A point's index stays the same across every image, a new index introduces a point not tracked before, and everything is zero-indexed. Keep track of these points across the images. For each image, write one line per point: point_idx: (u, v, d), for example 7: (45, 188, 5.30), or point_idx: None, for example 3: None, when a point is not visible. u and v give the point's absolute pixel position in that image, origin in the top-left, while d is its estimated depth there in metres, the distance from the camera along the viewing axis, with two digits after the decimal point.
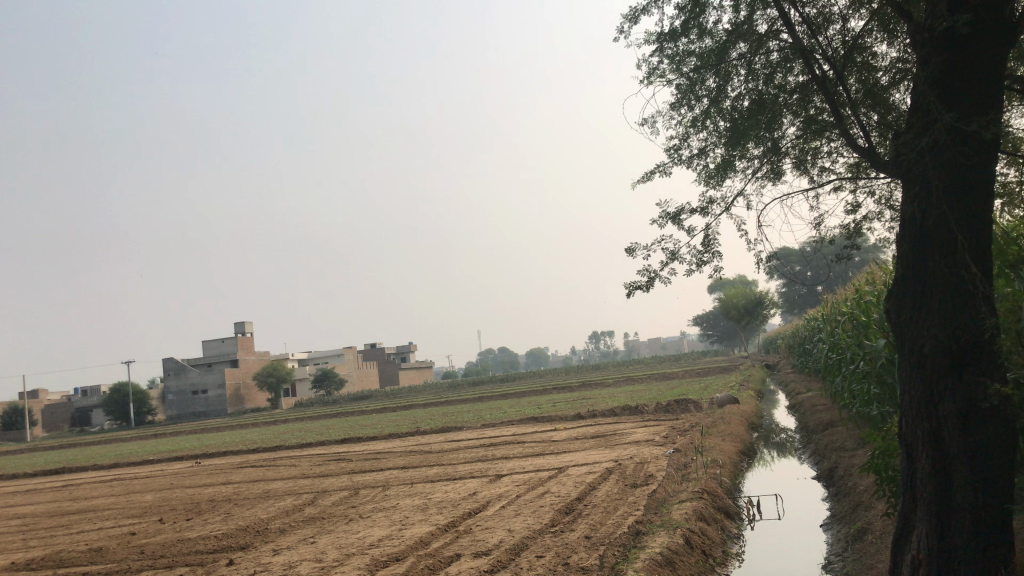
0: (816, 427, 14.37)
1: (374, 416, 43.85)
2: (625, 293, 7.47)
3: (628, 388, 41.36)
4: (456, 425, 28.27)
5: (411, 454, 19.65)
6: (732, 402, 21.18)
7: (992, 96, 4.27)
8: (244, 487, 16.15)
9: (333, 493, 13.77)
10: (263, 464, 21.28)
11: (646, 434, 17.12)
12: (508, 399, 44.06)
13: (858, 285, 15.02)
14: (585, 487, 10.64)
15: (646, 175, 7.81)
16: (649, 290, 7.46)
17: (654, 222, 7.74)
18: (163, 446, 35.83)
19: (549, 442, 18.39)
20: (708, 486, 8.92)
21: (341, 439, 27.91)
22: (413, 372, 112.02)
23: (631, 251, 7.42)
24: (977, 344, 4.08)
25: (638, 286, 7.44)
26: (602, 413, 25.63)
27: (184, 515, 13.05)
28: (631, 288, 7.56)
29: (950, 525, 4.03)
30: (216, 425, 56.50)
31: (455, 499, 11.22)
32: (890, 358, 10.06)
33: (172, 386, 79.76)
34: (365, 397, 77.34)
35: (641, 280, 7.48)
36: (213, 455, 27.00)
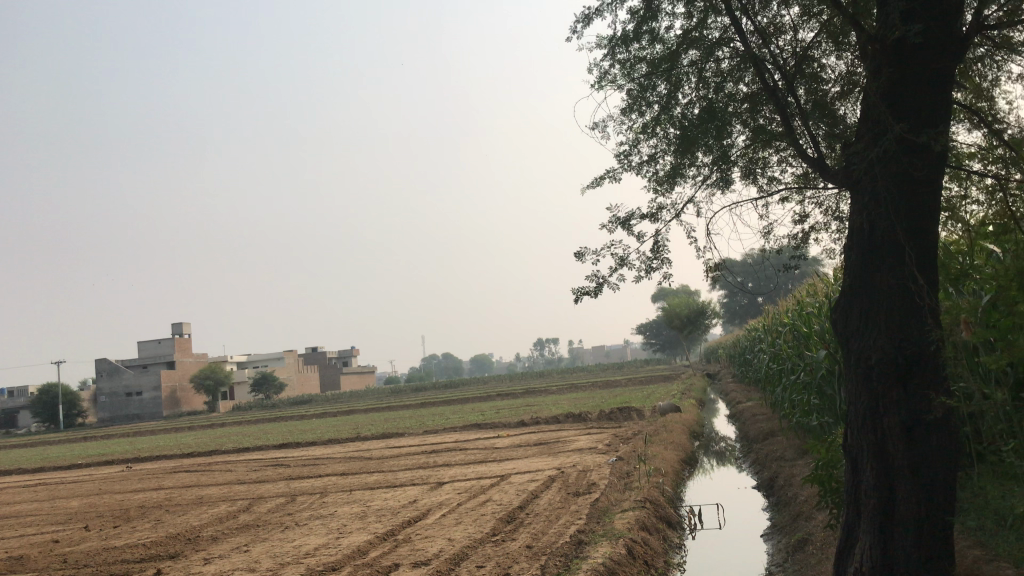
0: (757, 437, 14.51)
1: (315, 421, 43.23)
2: (572, 300, 7.38)
3: (573, 395, 41.43)
4: (398, 431, 27.96)
5: (352, 460, 19.35)
6: (674, 411, 21.34)
7: (941, 108, 4.30)
8: (177, 493, 15.69)
9: (269, 499, 13.43)
10: (198, 469, 20.74)
11: (589, 442, 17.12)
12: (452, 405, 43.81)
13: (800, 296, 15.23)
14: (527, 495, 10.54)
15: (595, 180, 7.76)
16: (598, 296, 7.39)
17: (603, 227, 7.68)
18: (95, 449, 34.77)
19: (492, 449, 18.27)
20: (651, 495, 8.89)
21: (280, 444, 27.40)
22: (355, 377, 110.81)
23: (580, 256, 7.34)
24: (923, 356, 4.08)
25: (586, 292, 7.35)
26: (545, 420, 25.62)
27: (112, 522, 12.60)
28: (579, 294, 7.48)
29: (893, 538, 4.03)
30: (151, 428, 55.09)
31: (395, 507, 11.01)
32: (830, 369, 10.18)
33: (106, 388, 77.56)
34: (306, 401, 76.25)
35: (589, 287, 7.39)
36: (147, 458, 26.27)
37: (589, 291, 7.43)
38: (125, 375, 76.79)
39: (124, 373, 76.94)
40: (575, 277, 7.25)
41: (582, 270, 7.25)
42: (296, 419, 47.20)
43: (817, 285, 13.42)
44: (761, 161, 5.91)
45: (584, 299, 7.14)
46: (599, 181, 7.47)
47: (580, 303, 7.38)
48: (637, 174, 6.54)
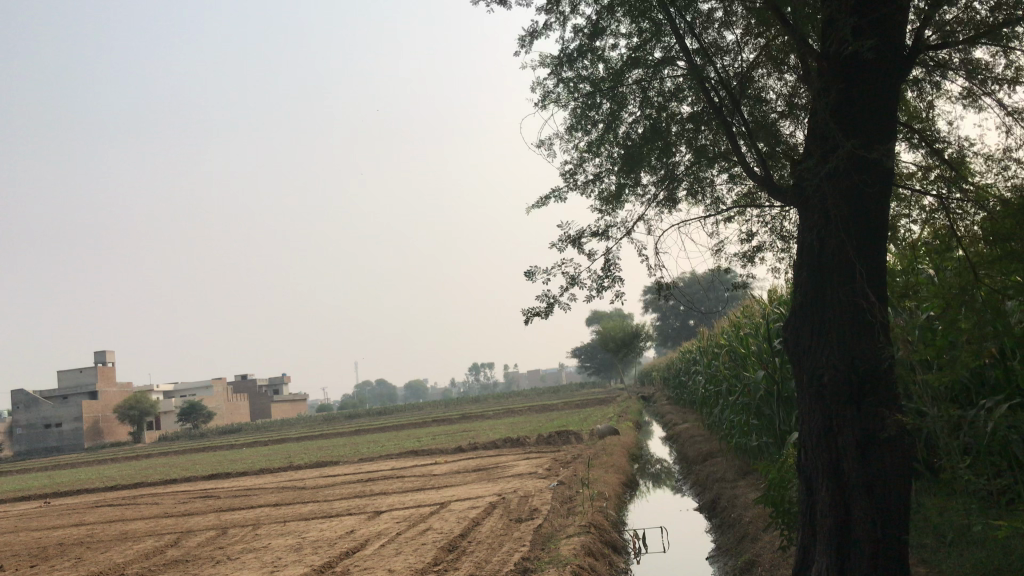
0: (696, 458, 14.58)
1: (245, 450, 42.06)
2: (521, 321, 7.27)
3: (509, 420, 41.23)
4: (332, 459, 27.36)
5: (285, 490, 18.80)
6: (612, 434, 21.36)
7: (891, 124, 4.36)
8: (99, 528, 14.96)
9: (199, 532, 12.91)
10: (122, 503, 19.88)
11: (528, 466, 16.98)
12: (386, 432, 43.17)
13: (735, 318, 15.42)
14: (469, 523, 10.32)
15: (541, 199, 7.70)
16: (548, 316, 7.28)
17: (552, 247, 7.63)
18: (9, 485, 33.14)
19: (430, 476, 17.97)
20: (595, 520, 8.78)
21: (209, 475, 26.53)
22: (286, 405, 108.54)
23: (529, 275, 7.25)
24: (875, 374, 4.11)
25: (536, 313, 7.26)
26: (483, 445, 25.39)
27: (29, 561, 11.91)
28: (529, 315, 7.37)
29: (850, 558, 4.00)
30: (71, 461, 52.90)
31: (332, 538, 10.67)
32: (769, 390, 10.27)
33: (22, 420, 74.28)
34: (236, 430, 74.31)
35: (539, 308, 7.30)
36: (66, 493, 25.10)
37: (540, 311, 7.33)
38: (43, 406, 73.69)
39: (43, 404, 73.86)
40: (524, 298, 7.15)
41: (532, 291, 7.16)
42: (225, 449, 45.89)
43: (752, 307, 13.64)
44: (705, 180, 5.93)
45: (535, 320, 7.05)
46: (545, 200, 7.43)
47: (530, 324, 7.28)
48: (582, 193, 6.49)
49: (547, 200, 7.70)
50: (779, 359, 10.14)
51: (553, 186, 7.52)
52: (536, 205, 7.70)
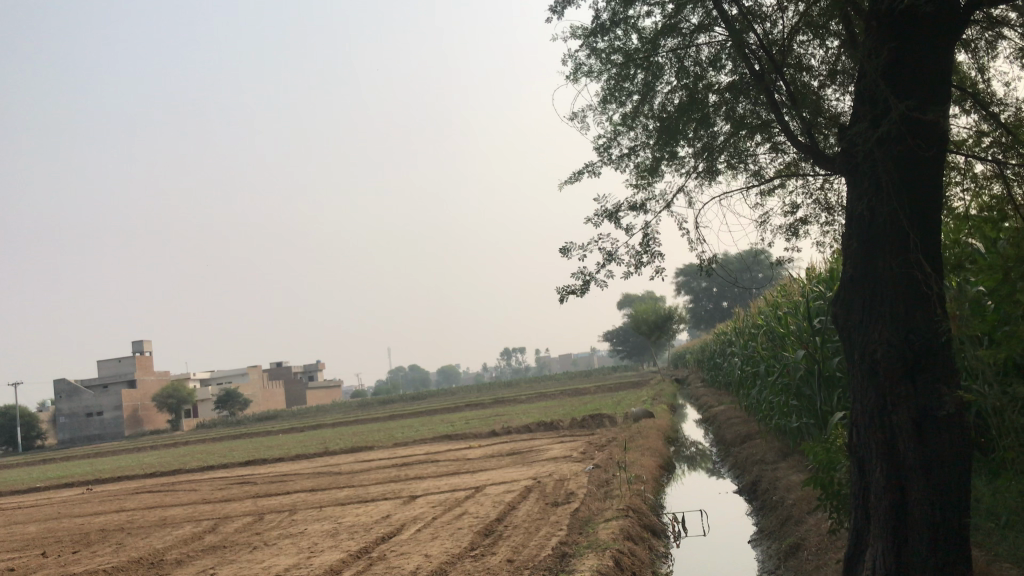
0: (733, 440, 14.38)
1: (282, 437, 42.52)
2: (556, 302, 7.12)
3: (543, 403, 41.19)
4: (366, 444, 27.48)
5: (320, 475, 18.89)
6: (646, 417, 21.18)
7: (944, 87, 4.16)
8: (139, 514, 15.11)
9: (236, 518, 12.97)
10: (161, 489, 20.12)
11: (563, 450, 16.89)
12: (420, 417, 43.33)
13: (772, 297, 15.15)
14: (504, 507, 10.22)
15: (576, 174, 7.54)
16: (584, 294, 7.10)
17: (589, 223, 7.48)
18: (53, 472, 33.76)
19: (464, 460, 17.95)
20: (633, 504, 8.64)
21: (246, 461, 26.79)
22: (321, 391, 109.57)
23: (564, 252, 7.07)
24: (932, 348, 3.93)
25: (571, 293, 7.10)
26: (516, 429, 25.36)
27: (71, 547, 12.04)
28: (563, 295, 7.22)
29: (907, 542, 3.83)
30: (112, 448, 53.80)
31: (368, 523, 10.64)
32: (810, 369, 10.08)
33: (65, 409, 75.73)
34: (272, 417, 75.17)
35: (575, 287, 7.14)
36: (107, 480, 25.48)
37: (575, 291, 7.18)
38: (85, 395, 75.04)
39: (84, 393, 75.19)
40: (558, 278, 7.02)
41: (566, 270, 7.02)
42: (261, 436, 46.39)
43: (790, 286, 13.36)
44: (745, 152, 5.74)
45: (571, 298, 6.89)
46: (578, 176, 7.26)
47: (566, 303, 7.13)
48: (616, 168, 6.32)
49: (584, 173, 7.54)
50: (819, 337, 9.94)
51: (588, 161, 7.36)
52: (571, 179, 7.54)
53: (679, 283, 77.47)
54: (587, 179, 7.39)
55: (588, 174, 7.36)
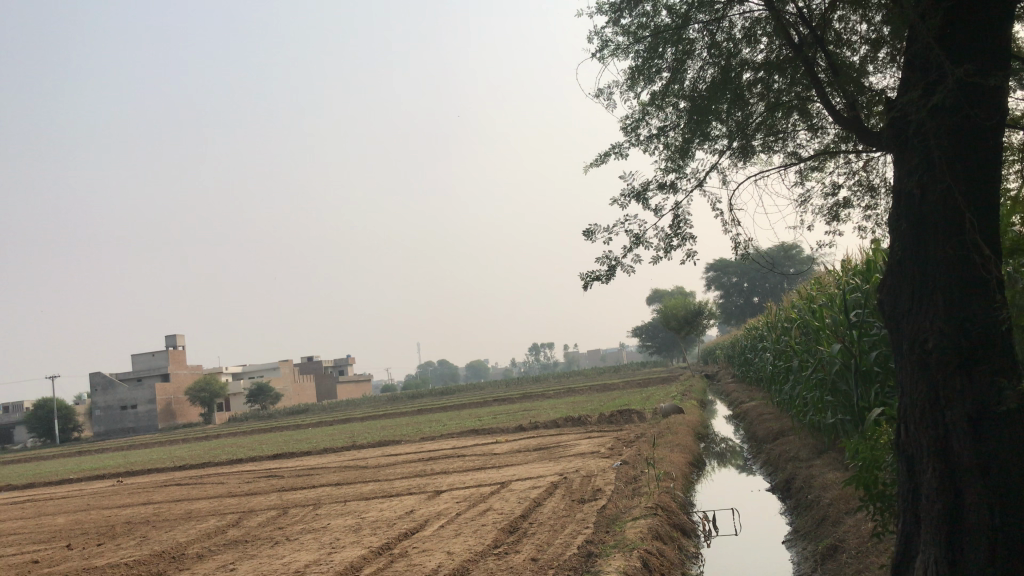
0: (766, 436, 14.02)
1: (311, 430, 42.67)
2: (579, 289, 6.90)
3: (572, 399, 40.89)
4: (394, 439, 27.41)
5: (346, 469, 18.79)
6: (676, 412, 20.84)
7: (1002, 53, 3.87)
8: (165, 507, 15.08)
9: (261, 512, 12.87)
10: (189, 482, 20.13)
11: (591, 445, 16.61)
12: (448, 412, 43.22)
13: (806, 290, 14.78)
14: (529, 503, 9.99)
15: (601, 155, 7.30)
16: (610, 279, 6.86)
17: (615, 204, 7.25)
18: (86, 463, 34.11)
19: (491, 455, 17.75)
20: (662, 502, 8.35)
21: (274, 454, 26.82)
22: (351, 385, 110.15)
23: (590, 234, 6.84)
24: (989, 337, 3.64)
25: (593, 279, 6.87)
26: (544, 424, 25.12)
27: (95, 540, 11.98)
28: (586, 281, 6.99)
29: (961, 549, 3.55)
30: (145, 441, 54.39)
31: (391, 518, 10.46)
32: (846, 364, 9.76)
33: (100, 402, 76.73)
34: (303, 411, 75.62)
35: (598, 272, 6.90)
36: (137, 472, 25.61)
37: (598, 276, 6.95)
38: (119, 388, 76.02)
39: (118, 386, 76.15)
40: (579, 264, 6.79)
41: (588, 255, 6.79)
42: (290, 429, 46.58)
43: (825, 279, 12.96)
44: (782, 131, 5.49)
45: (594, 284, 6.66)
46: (603, 157, 7.02)
47: (588, 289, 6.90)
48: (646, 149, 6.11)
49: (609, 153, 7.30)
50: (856, 331, 9.65)
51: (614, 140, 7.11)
52: (595, 159, 7.30)
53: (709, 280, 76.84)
54: (613, 159, 7.14)
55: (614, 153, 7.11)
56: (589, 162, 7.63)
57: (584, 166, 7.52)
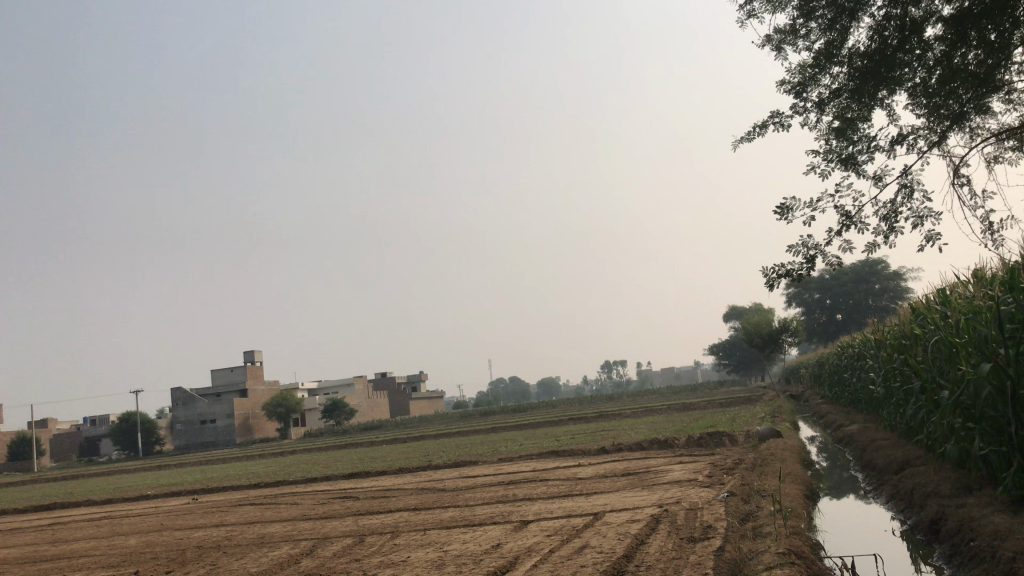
0: (886, 468, 12.63)
1: (385, 447, 42.22)
2: (765, 288, 10.42)
3: (652, 419, 39.45)
4: (470, 459, 26.53)
5: (423, 492, 17.96)
6: (772, 436, 19.42)
7: None
8: (238, 531, 14.41)
9: (336, 540, 12.10)
10: (264, 502, 19.57)
11: (686, 472, 15.42)
12: (523, 431, 42.21)
13: (929, 305, 13.49)
14: (632, 541, 8.92)
15: (759, 126, 10.45)
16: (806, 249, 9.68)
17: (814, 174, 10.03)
18: (165, 479, 34.14)
19: (576, 481, 16.71)
20: (796, 547, 7.20)
21: (349, 474, 26.21)
22: (423, 401, 110.26)
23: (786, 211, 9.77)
24: None
25: (773, 283, 10.29)
26: (628, 446, 23.92)
27: (166, 566, 11.34)
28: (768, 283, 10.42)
29: None
30: (223, 456, 54.74)
31: (476, 554, 9.49)
32: (1001, 387, 8.47)
33: (181, 417, 78.23)
34: (376, 427, 75.53)
35: (776, 273, 10.29)
36: (213, 490, 25.26)
37: (778, 277, 10.33)
38: (199, 403, 77.28)
39: (198, 401, 77.45)
40: (761, 269, 10.31)
41: (764, 269, 10.29)
42: (365, 446, 46.23)
43: (959, 291, 11.73)
44: None
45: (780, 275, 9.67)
46: (751, 139, 10.37)
47: (772, 290, 10.39)
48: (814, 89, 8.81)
49: (756, 131, 10.48)
50: (1012, 349, 8.34)
51: (772, 113, 10.40)
52: (743, 140, 10.58)
53: (789, 296, 74.83)
54: (762, 134, 10.39)
55: (770, 123, 10.40)
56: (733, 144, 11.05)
57: (734, 146, 10.71)
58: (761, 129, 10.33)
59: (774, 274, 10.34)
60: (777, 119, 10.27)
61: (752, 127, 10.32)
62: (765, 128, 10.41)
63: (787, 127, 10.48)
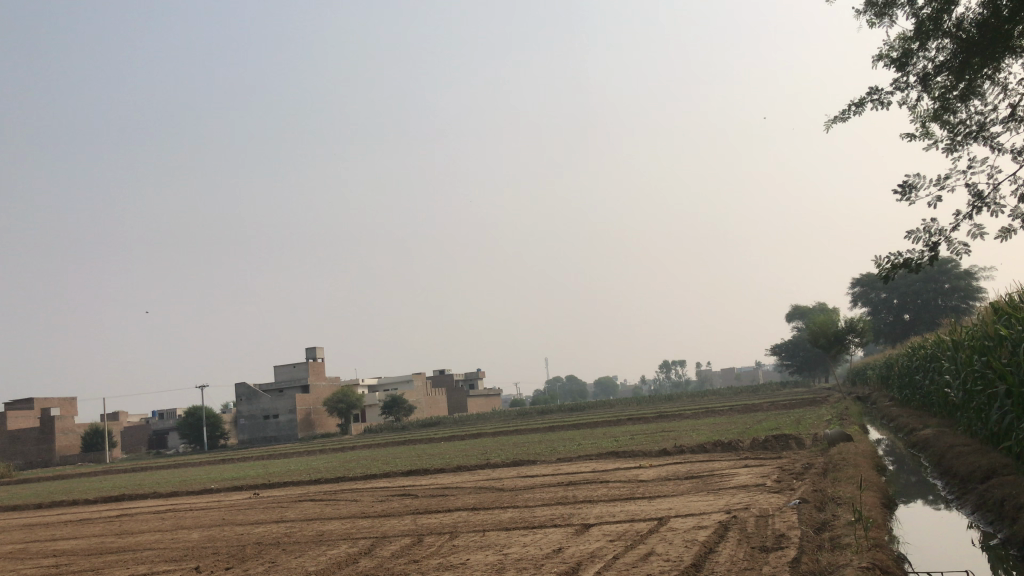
0: (968, 477, 11.96)
1: (443, 445, 42.21)
2: (880, 277, 10.33)
3: (713, 420, 38.61)
4: (529, 458, 26.27)
5: (482, 492, 17.76)
6: (841, 439, 18.73)
7: None
8: (297, 528, 14.38)
9: (394, 539, 11.93)
10: (324, 499, 19.57)
11: (752, 476, 14.92)
12: (581, 431, 41.77)
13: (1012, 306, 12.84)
14: (700, 549, 8.54)
15: (857, 104, 10.41)
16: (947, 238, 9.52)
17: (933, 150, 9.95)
18: (227, 473, 34.61)
19: (637, 483, 16.30)
20: (880, 561, 6.76)
21: (407, 470, 26.18)
22: (481, 399, 110.51)
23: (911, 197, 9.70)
24: None
25: (888, 271, 10.23)
26: (690, 448, 23.37)
27: (226, 562, 11.31)
28: (882, 272, 10.35)
29: None
30: (285, 451, 55.41)
31: (538, 558, 9.18)
32: None
33: (244, 411, 79.71)
34: (436, 425, 75.90)
35: (892, 262, 10.22)
36: (274, 485, 25.43)
37: (893, 266, 10.27)
38: (262, 398, 78.59)
39: (262, 397, 78.77)
40: (877, 258, 10.23)
41: (880, 259, 10.23)
42: (423, 443, 46.27)
43: None
44: None
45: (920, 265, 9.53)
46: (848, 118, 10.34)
47: (888, 278, 10.32)
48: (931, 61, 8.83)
49: (853, 110, 10.45)
50: None
51: (869, 90, 10.39)
52: (838, 119, 10.54)
53: (854, 296, 73.08)
54: (859, 112, 10.36)
55: (867, 101, 10.36)
56: (825, 124, 11.00)
57: (828, 126, 10.66)
58: (859, 108, 10.29)
59: (889, 263, 10.26)
60: (874, 96, 10.24)
61: (849, 105, 10.27)
62: (862, 105, 10.35)
63: (886, 104, 10.41)
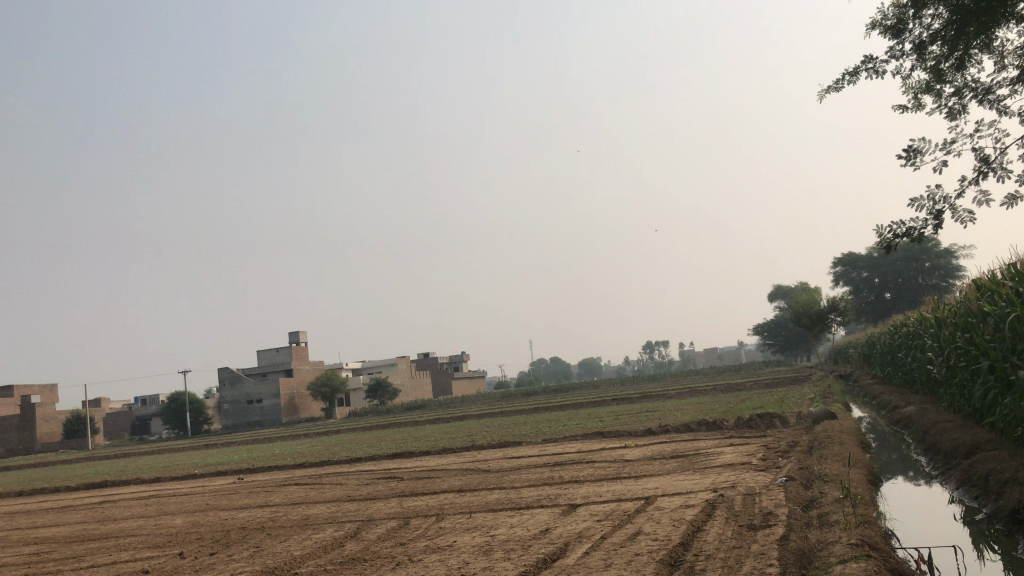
0: (952, 452, 12.00)
1: (428, 428, 42.19)
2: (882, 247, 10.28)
3: (697, 400, 38.77)
4: (514, 439, 26.25)
5: (468, 474, 17.69)
6: (825, 417, 18.79)
7: None
8: (282, 513, 14.25)
9: (380, 523, 11.84)
10: (308, 483, 19.45)
11: (737, 455, 14.93)
12: (566, 412, 41.85)
13: (996, 283, 12.86)
14: (688, 528, 8.50)
15: (852, 73, 10.34)
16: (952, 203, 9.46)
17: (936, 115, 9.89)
18: (212, 458, 34.41)
19: (623, 463, 16.29)
20: (868, 538, 6.73)
21: (393, 453, 26.11)
22: (465, 381, 110.55)
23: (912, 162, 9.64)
24: None
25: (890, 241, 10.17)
26: (675, 427, 23.41)
27: (210, 548, 11.17)
28: (884, 242, 10.31)
29: None
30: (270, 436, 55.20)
31: (525, 539, 9.13)
32: None
33: (227, 396, 79.39)
34: (420, 408, 75.87)
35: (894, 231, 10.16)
36: (258, 470, 25.29)
37: (895, 236, 10.21)
38: (245, 383, 78.23)
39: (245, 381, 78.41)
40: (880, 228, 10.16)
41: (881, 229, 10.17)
42: (408, 426, 46.21)
43: None
44: None
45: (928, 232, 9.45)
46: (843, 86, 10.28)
47: (890, 248, 10.28)
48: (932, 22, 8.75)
49: (847, 79, 10.39)
50: None
51: (864, 59, 10.33)
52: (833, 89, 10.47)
53: (836, 275, 73.52)
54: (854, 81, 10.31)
55: (862, 70, 10.30)
56: (818, 95, 10.92)
57: (822, 96, 10.59)
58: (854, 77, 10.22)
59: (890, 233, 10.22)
60: (869, 64, 10.19)
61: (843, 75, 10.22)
62: (856, 75, 10.31)
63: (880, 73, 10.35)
